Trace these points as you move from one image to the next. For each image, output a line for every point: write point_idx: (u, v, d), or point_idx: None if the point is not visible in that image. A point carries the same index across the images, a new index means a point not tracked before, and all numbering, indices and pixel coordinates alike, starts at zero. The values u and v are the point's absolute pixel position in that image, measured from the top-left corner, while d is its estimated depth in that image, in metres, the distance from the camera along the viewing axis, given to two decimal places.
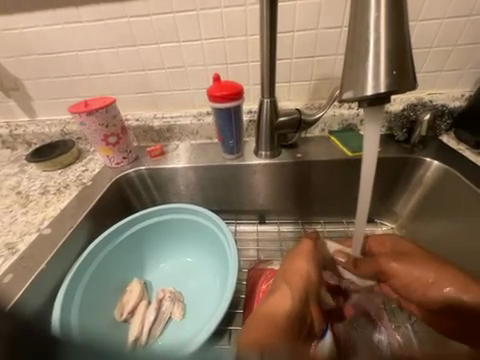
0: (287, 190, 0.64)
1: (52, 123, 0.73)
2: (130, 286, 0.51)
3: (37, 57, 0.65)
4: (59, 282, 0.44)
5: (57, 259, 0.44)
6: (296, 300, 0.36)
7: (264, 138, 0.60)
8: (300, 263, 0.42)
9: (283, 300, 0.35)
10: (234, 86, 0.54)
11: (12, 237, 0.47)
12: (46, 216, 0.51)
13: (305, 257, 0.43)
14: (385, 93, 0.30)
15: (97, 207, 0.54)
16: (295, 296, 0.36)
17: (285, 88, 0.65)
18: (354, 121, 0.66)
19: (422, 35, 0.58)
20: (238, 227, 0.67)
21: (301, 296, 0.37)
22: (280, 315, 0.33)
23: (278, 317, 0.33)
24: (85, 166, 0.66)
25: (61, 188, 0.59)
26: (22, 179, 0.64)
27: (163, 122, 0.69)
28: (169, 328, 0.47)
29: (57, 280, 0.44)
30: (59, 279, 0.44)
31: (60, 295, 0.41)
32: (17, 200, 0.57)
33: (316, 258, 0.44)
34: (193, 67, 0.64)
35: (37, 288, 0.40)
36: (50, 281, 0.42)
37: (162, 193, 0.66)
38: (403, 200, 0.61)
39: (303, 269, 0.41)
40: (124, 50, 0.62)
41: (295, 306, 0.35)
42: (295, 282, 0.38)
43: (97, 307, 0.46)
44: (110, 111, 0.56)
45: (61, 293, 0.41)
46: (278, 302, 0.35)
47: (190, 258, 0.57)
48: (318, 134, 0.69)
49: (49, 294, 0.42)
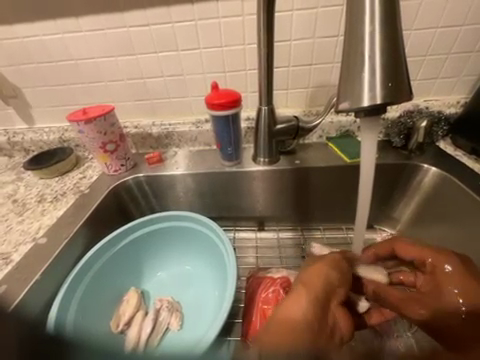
0: (286, 196, 0.64)
1: (50, 130, 0.73)
2: (127, 296, 0.50)
3: (36, 65, 0.66)
4: (55, 290, 0.43)
5: (50, 272, 0.43)
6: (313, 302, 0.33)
7: (263, 145, 0.60)
8: (320, 267, 0.39)
9: (298, 301, 0.33)
10: (232, 93, 0.54)
11: (7, 246, 0.46)
12: (42, 224, 0.51)
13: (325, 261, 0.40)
14: (381, 104, 0.31)
15: (94, 215, 0.54)
16: (313, 297, 0.34)
17: (283, 95, 0.66)
18: (351, 128, 0.67)
19: (416, 43, 0.59)
20: (236, 234, 0.66)
21: (320, 300, 0.34)
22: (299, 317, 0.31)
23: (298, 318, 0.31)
24: (83, 174, 0.65)
25: (58, 196, 0.58)
26: (18, 187, 0.64)
27: (161, 129, 0.69)
28: (166, 339, 0.46)
29: (53, 289, 0.43)
30: (51, 293, 0.42)
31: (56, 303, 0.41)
32: (13, 208, 0.56)
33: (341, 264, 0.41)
34: (191, 75, 0.64)
35: (28, 304, 0.38)
36: (42, 295, 0.41)
37: (160, 200, 0.66)
38: (402, 205, 0.61)
39: (321, 272, 0.38)
40: (123, 59, 0.63)
41: (313, 305, 0.33)
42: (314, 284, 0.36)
43: (92, 318, 0.45)
44: (108, 119, 0.56)
45: (56, 306, 0.40)
46: (294, 305, 0.33)
47: (188, 266, 0.57)
48: (316, 141, 0.69)
49: (40, 310, 0.40)
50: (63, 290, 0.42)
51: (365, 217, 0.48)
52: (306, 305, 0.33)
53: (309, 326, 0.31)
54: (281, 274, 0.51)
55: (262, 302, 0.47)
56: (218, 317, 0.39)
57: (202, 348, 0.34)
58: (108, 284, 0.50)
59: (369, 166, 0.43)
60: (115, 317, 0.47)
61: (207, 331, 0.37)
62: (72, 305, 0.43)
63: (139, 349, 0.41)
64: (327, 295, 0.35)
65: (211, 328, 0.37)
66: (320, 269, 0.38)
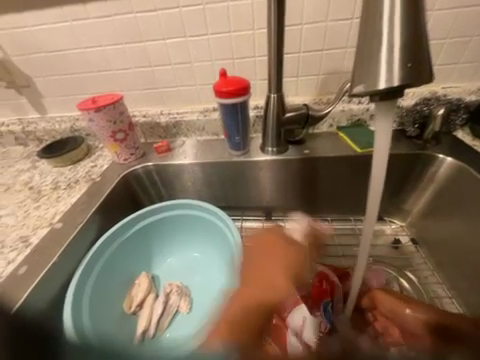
0: (294, 187, 0.64)
1: (61, 119, 0.75)
2: (138, 280, 0.52)
3: (46, 54, 0.66)
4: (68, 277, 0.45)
5: (62, 261, 0.44)
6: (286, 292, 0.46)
7: (271, 134, 0.59)
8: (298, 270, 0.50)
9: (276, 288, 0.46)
10: (240, 81, 0.53)
11: (25, 230, 0.49)
12: (57, 210, 0.53)
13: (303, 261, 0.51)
14: (398, 87, 0.29)
15: (106, 202, 0.56)
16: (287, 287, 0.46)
17: (293, 83, 0.64)
18: (363, 117, 0.65)
19: (437, 25, 0.55)
20: (243, 224, 0.67)
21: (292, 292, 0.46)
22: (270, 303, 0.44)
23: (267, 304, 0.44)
24: (94, 162, 0.67)
25: (71, 183, 0.60)
26: (34, 174, 0.66)
27: (169, 118, 0.69)
28: (176, 321, 0.48)
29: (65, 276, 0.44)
30: (64, 280, 0.44)
31: (70, 291, 0.42)
32: (30, 195, 0.59)
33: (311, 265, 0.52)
34: (199, 63, 0.63)
35: (43, 290, 0.40)
36: (56, 281, 0.42)
37: (168, 189, 0.67)
38: (414, 197, 0.60)
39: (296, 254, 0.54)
40: (131, 46, 0.62)
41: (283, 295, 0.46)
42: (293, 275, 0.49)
43: (105, 301, 0.47)
44: (117, 108, 0.57)
45: (70, 293, 0.42)
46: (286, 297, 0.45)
47: (196, 253, 0.58)
48: (326, 130, 0.68)
49: (56, 292, 0.42)
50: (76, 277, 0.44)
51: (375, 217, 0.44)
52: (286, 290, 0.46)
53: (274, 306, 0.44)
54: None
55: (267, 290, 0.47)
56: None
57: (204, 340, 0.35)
58: (119, 270, 0.51)
59: (381, 160, 0.41)
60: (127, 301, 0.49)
61: None
62: (87, 291, 0.44)
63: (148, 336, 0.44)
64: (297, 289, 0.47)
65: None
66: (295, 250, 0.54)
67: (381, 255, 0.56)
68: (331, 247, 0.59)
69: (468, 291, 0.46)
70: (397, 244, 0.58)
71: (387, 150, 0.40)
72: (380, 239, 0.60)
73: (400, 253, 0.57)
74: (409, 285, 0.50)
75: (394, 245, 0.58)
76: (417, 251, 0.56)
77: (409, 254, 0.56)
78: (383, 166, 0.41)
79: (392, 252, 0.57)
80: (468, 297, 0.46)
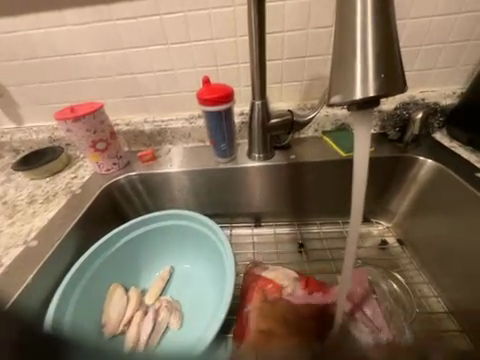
0: (282, 192, 0.64)
1: (39, 129, 0.71)
2: (126, 296, 0.48)
3: (21, 62, 0.63)
4: (44, 301, 0.41)
5: (36, 285, 0.40)
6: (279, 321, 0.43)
7: (257, 140, 0.59)
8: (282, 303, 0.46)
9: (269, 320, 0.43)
10: (224, 88, 0.53)
11: None
12: (33, 226, 0.50)
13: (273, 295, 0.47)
14: (375, 96, 0.29)
15: (87, 215, 0.53)
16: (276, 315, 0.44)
17: (278, 88, 0.64)
18: (347, 121, 0.66)
19: (412, 33, 0.57)
20: (233, 231, 0.66)
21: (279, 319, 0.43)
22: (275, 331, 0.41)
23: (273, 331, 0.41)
24: (75, 173, 0.64)
25: (49, 196, 0.57)
26: (9, 188, 0.62)
27: (154, 126, 0.68)
28: (166, 339, 0.45)
29: (41, 300, 0.41)
30: (39, 305, 0.41)
31: (49, 317, 0.39)
32: (3, 210, 0.55)
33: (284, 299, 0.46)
34: (182, 70, 0.62)
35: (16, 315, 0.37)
36: (31, 305, 0.39)
37: (154, 198, 0.65)
38: (398, 198, 0.61)
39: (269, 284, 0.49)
40: (111, 53, 0.61)
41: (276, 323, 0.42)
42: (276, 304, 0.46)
43: (88, 324, 0.43)
44: (97, 117, 0.55)
45: (48, 320, 0.38)
46: (275, 344, 0.38)
47: (187, 264, 0.56)
48: (312, 135, 0.68)
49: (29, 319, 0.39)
50: (55, 303, 0.40)
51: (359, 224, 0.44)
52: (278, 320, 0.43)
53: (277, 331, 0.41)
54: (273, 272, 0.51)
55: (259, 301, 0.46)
56: (214, 321, 0.40)
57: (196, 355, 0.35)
58: (103, 290, 0.48)
59: (363, 160, 0.41)
60: (106, 322, 0.44)
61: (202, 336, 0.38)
62: (68, 315, 0.41)
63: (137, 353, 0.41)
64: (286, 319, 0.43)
65: (205, 334, 0.38)
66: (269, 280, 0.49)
67: (369, 257, 0.57)
68: (320, 251, 0.59)
69: (453, 289, 0.47)
70: (384, 246, 0.59)
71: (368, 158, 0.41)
72: (368, 241, 0.60)
73: (387, 254, 0.57)
74: None
75: (382, 247, 0.59)
76: (403, 251, 0.57)
77: (396, 255, 0.57)
78: (363, 175, 0.42)
79: (380, 253, 0.58)
80: (453, 295, 0.47)
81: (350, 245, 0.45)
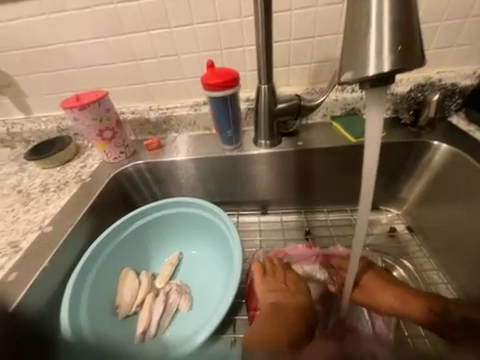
0: (289, 179, 0.63)
1: (47, 119, 0.72)
2: (138, 280, 0.50)
3: (25, 51, 0.63)
4: (60, 284, 0.44)
5: (52, 269, 0.43)
6: (281, 299, 0.44)
7: (263, 127, 0.58)
8: (292, 275, 0.49)
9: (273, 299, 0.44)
10: (229, 72, 0.51)
11: (15, 235, 0.48)
12: (47, 213, 0.51)
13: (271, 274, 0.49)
14: (390, 71, 0.27)
15: (97, 203, 0.54)
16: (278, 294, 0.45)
17: (285, 72, 0.62)
18: (357, 105, 0.64)
19: (431, 6, 0.53)
20: (239, 218, 0.66)
21: (282, 297, 0.44)
22: (286, 310, 0.42)
23: (285, 311, 0.42)
24: (84, 162, 0.65)
25: (61, 185, 0.59)
26: (22, 177, 0.64)
27: (159, 113, 0.67)
28: (176, 320, 0.47)
29: (57, 283, 0.43)
30: (57, 286, 0.43)
31: (66, 299, 0.41)
32: (18, 199, 0.57)
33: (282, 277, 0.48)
34: (186, 55, 0.61)
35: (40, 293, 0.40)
36: (49, 285, 0.42)
37: (162, 187, 0.65)
38: (409, 185, 0.59)
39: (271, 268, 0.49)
40: (114, 39, 0.60)
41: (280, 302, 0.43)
42: (277, 282, 0.47)
43: (102, 306, 0.45)
44: (102, 105, 0.55)
45: (67, 300, 0.41)
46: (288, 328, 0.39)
47: (194, 250, 0.57)
48: (320, 120, 0.66)
49: (47, 300, 0.41)
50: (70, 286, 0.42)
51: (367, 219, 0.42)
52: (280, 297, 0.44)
53: (285, 309, 0.42)
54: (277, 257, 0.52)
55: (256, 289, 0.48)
56: (222, 304, 0.41)
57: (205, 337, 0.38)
58: (115, 273, 0.50)
59: (374, 149, 0.38)
60: (119, 303, 0.46)
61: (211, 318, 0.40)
62: (84, 297, 0.44)
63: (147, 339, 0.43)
64: (289, 299, 0.44)
65: (213, 318, 0.40)
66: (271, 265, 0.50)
67: (377, 244, 0.56)
68: (327, 239, 0.59)
69: (463, 277, 0.46)
70: (393, 233, 0.58)
71: (377, 151, 0.39)
72: (377, 229, 0.60)
73: (396, 242, 0.57)
74: (405, 275, 0.51)
75: (391, 234, 0.58)
76: (413, 238, 0.57)
77: (405, 243, 0.56)
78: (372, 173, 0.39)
79: (388, 241, 0.57)
80: (464, 283, 0.46)
81: (358, 237, 0.43)
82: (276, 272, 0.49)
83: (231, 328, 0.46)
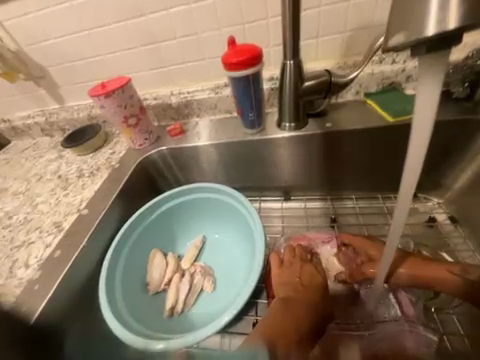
0: (315, 164, 0.59)
1: (79, 108, 0.76)
2: (165, 260, 0.53)
3: (54, 41, 0.65)
4: (97, 260, 0.48)
5: (90, 246, 0.47)
6: (297, 293, 0.43)
7: (288, 108, 0.54)
8: (308, 269, 0.47)
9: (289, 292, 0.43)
10: (251, 49, 0.48)
11: (58, 216, 0.53)
12: (83, 197, 0.56)
13: (290, 263, 0.48)
14: (453, 30, 0.22)
15: (126, 187, 0.57)
16: (294, 287, 0.44)
17: (313, 44, 0.56)
18: (397, 79, 0.56)
19: None
20: (262, 204, 0.65)
21: (298, 290, 0.43)
22: (300, 302, 0.41)
23: (300, 303, 0.41)
24: (112, 149, 0.68)
25: (94, 171, 0.63)
26: (61, 164, 0.69)
27: (180, 98, 0.67)
28: (201, 299, 0.49)
29: (95, 259, 0.48)
30: (95, 262, 0.48)
31: (102, 275, 0.45)
32: (59, 183, 0.62)
33: (302, 268, 0.47)
34: (206, 33, 0.58)
35: (81, 269, 0.45)
36: (89, 262, 0.46)
37: (185, 172, 0.66)
38: (456, 170, 0.52)
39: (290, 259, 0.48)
40: (134, 22, 0.59)
41: (296, 295, 0.42)
42: (296, 272, 0.46)
43: (134, 282, 0.49)
44: (126, 92, 0.56)
45: (103, 276, 0.45)
46: (302, 323, 0.38)
47: (217, 235, 0.58)
48: (352, 98, 0.60)
49: (88, 274, 0.46)
50: (106, 264, 0.46)
51: (407, 212, 0.37)
52: (296, 290, 0.43)
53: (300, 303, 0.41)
54: (299, 244, 0.51)
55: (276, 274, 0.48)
56: (245, 288, 0.42)
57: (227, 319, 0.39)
58: (144, 253, 0.53)
59: (423, 132, 0.32)
60: (149, 280, 0.50)
61: (234, 301, 0.41)
62: (118, 273, 0.47)
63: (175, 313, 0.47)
64: (305, 292, 0.43)
65: (236, 302, 0.40)
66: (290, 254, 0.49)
67: (413, 235, 0.52)
68: (355, 227, 0.56)
69: None
70: (432, 223, 0.53)
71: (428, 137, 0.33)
72: (413, 218, 0.54)
73: (435, 233, 0.52)
74: None
75: (430, 224, 0.53)
76: (456, 230, 0.51)
77: (447, 234, 0.51)
78: (418, 165, 0.34)
79: (426, 231, 0.52)
80: None
81: (394, 230, 0.39)
82: (296, 262, 0.48)
83: (253, 310, 0.48)
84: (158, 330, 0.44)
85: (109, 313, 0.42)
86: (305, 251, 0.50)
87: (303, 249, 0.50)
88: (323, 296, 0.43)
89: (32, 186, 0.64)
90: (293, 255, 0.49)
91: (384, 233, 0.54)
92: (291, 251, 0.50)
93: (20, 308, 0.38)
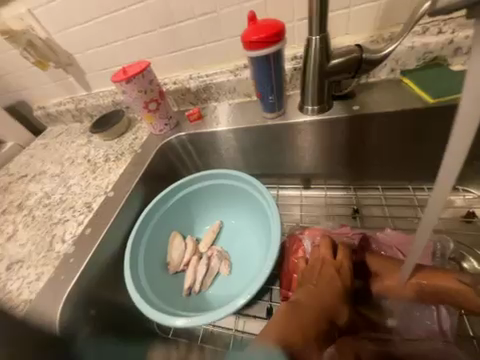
0: (338, 150, 0.56)
1: (104, 94, 0.79)
2: (184, 243, 0.55)
3: (79, 27, 0.67)
4: (123, 239, 0.52)
5: (116, 226, 0.50)
6: (313, 292, 0.39)
7: (311, 90, 0.50)
8: (329, 269, 0.42)
9: (304, 291, 0.39)
10: (273, 24, 0.44)
11: (88, 198, 0.57)
12: (110, 181, 0.59)
13: (314, 260, 0.45)
14: None
15: (147, 172, 0.60)
16: (311, 286, 0.40)
17: (343, 16, 0.50)
18: (443, 52, 0.48)
19: None
20: (280, 192, 0.64)
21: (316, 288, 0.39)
22: (315, 301, 0.37)
23: (314, 302, 0.37)
24: (135, 135, 0.70)
25: (119, 155, 0.66)
26: (90, 148, 0.74)
27: (199, 82, 0.65)
28: (218, 281, 0.51)
29: (121, 238, 0.51)
30: (120, 241, 0.51)
31: (127, 254, 0.49)
32: (88, 167, 0.67)
33: (326, 264, 0.43)
34: (225, 10, 0.55)
35: (109, 247, 0.48)
36: (115, 240, 0.50)
37: (203, 158, 0.67)
38: None
39: (315, 256, 0.45)
40: (152, 2, 0.57)
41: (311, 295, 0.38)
42: (316, 268, 0.43)
43: (155, 262, 0.53)
44: (146, 76, 0.56)
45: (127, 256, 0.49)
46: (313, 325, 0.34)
47: (234, 221, 0.59)
48: (385, 77, 0.54)
49: (115, 252, 0.50)
50: (130, 244, 0.49)
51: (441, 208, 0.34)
52: (314, 290, 0.39)
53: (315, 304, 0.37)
54: (324, 240, 0.46)
55: (296, 264, 0.47)
56: (259, 275, 0.42)
57: (241, 304, 0.39)
58: (165, 235, 0.56)
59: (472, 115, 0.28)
60: (170, 261, 0.53)
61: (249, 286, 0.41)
62: (140, 253, 0.51)
63: (193, 294, 0.50)
64: (325, 293, 0.38)
65: (250, 287, 0.41)
66: (315, 252, 0.45)
67: (446, 230, 0.47)
68: (380, 219, 0.53)
69: None
70: (471, 219, 0.48)
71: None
72: (448, 212, 0.50)
73: (473, 230, 0.47)
74: None
75: (468, 220, 0.47)
76: None
77: None
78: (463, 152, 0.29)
79: (462, 227, 0.47)
80: None
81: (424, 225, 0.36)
82: (319, 259, 0.44)
83: (267, 296, 0.49)
84: (177, 307, 0.47)
85: (133, 291, 0.45)
86: (331, 250, 0.45)
87: (332, 243, 0.46)
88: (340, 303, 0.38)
89: (66, 168, 0.70)
90: (318, 252, 0.45)
91: (412, 226, 0.50)
92: (314, 249, 0.47)
93: (59, 276, 0.43)
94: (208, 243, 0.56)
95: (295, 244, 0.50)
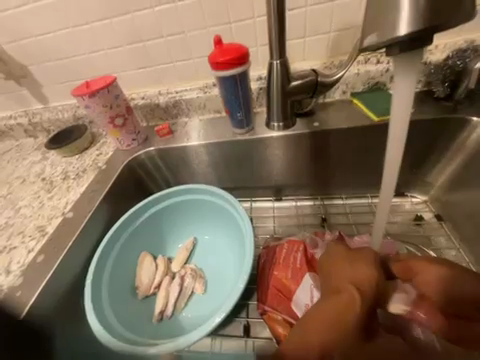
0: (304, 163, 0.60)
1: (63, 108, 0.74)
2: (155, 263, 0.52)
3: (36, 38, 0.63)
4: (83, 266, 0.47)
5: (76, 251, 0.46)
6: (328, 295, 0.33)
7: (276, 107, 0.54)
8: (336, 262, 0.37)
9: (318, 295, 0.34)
10: (237, 48, 0.48)
11: (41, 220, 0.51)
12: (68, 200, 0.54)
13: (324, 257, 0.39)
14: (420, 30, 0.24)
15: (113, 190, 0.56)
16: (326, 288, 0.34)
17: (300, 44, 0.56)
18: (382, 79, 0.57)
19: None
20: (253, 204, 0.65)
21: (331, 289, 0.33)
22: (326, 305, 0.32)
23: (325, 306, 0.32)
24: (99, 150, 0.66)
25: (80, 173, 0.61)
26: (45, 166, 0.67)
27: (168, 98, 0.66)
28: (192, 301, 0.49)
29: (81, 265, 0.46)
30: (80, 267, 0.46)
31: (88, 282, 0.44)
32: (43, 186, 0.60)
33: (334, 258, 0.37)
34: (193, 32, 0.57)
35: (66, 275, 0.43)
36: (74, 267, 0.45)
37: (175, 173, 0.66)
38: (437, 169, 0.54)
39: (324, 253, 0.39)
40: (119, 20, 0.58)
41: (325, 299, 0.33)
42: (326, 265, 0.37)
43: (121, 288, 0.48)
44: (112, 91, 0.54)
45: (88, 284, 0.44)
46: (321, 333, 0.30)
47: (207, 236, 0.58)
48: (339, 98, 0.61)
49: (73, 279, 0.44)
50: (91, 271, 0.45)
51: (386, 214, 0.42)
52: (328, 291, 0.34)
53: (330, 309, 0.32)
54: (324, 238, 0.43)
55: (274, 278, 0.47)
56: (234, 291, 0.41)
57: (217, 323, 0.38)
58: (133, 258, 0.52)
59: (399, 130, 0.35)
60: (138, 285, 0.49)
61: (224, 303, 0.40)
62: (104, 280, 0.46)
63: (166, 319, 0.46)
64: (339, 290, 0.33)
65: (225, 304, 0.40)
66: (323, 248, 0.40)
67: (399, 232, 0.53)
68: (345, 226, 0.57)
69: None
70: (418, 221, 0.54)
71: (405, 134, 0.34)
72: (400, 216, 0.56)
73: (420, 230, 0.53)
74: None
75: (417, 222, 0.54)
76: (440, 226, 0.53)
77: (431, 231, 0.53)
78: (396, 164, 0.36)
79: (411, 229, 0.53)
80: None
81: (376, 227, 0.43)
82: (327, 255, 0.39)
83: (244, 312, 0.48)
84: (147, 336, 0.44)
85: (95, 323, 0.40)
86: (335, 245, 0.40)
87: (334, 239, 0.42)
88: (356, 263, 0.34)
89: (14, 189, 0.62)
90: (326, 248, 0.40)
91: None
92: (292, 260, 0.47)
93: None
94: (181, 261, 0.54)
95: (271, 255, 0.50)
